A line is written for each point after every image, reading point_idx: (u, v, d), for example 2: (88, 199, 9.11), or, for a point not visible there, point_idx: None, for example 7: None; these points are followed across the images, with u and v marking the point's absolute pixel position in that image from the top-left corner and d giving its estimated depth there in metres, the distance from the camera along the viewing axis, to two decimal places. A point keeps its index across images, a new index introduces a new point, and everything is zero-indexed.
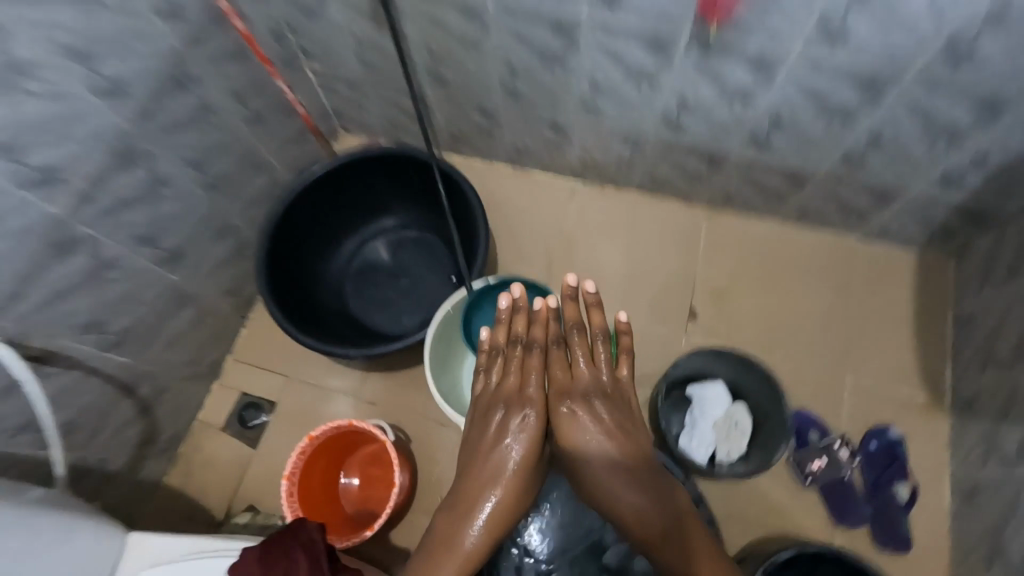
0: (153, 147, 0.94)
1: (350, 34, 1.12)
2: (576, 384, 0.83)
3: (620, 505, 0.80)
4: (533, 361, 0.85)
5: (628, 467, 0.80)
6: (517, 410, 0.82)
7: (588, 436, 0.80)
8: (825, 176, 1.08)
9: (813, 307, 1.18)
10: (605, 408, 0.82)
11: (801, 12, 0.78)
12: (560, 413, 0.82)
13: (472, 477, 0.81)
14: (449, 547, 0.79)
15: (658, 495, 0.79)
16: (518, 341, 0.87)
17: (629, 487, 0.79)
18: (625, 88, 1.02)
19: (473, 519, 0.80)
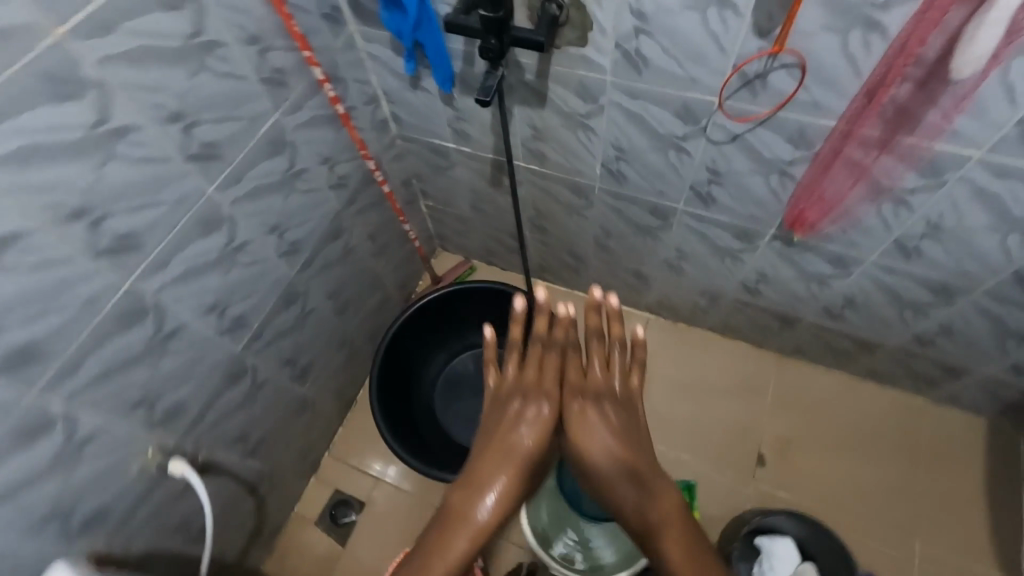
0: (308, 287, 1.11)
1: (469, 187, 1.31)
2: (590, 386, 0.76)
3: (624, 509, 0.72)
4: (551, 360, 0.79)
5: (642, 479, 0.72)
6: (533, 402, 0.76)
7: (605, 440, 0.73)
8: (896, 348, 1.15)
9: (880, 467, 1.24)
10: (619, 413, 0.75)
11: (881, 234, 0.89)
12: (574, 411, 0.75)
13: (490, 448, 0.75)
14: (455, 519, 0.71)
15: (663, 495, 0.71)
16: (539, 341, 0.80)
17: (638, 494, 0.71)
18: (710, 258, 1.15)
19: (485, 493, 0.72)
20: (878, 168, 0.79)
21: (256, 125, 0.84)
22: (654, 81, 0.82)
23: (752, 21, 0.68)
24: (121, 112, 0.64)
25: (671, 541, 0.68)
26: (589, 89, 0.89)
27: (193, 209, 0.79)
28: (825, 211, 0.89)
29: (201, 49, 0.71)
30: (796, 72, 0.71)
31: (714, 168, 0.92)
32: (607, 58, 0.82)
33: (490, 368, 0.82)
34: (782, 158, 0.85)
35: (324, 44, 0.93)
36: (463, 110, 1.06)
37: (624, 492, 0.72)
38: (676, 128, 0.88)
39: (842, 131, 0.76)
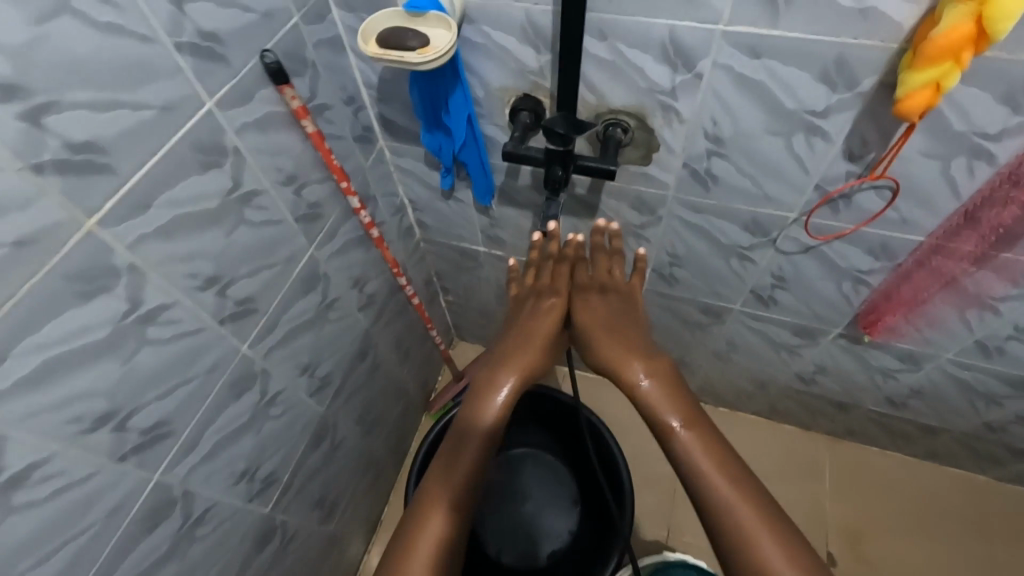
0: (336, 418, 0.99)
1: (497, 284, 1.23)
2: (595, 283, 0.77)
3: (614, 370, 0.70)
4: (563, 271, 0.77)
5: (630, 337, 0.72)
6: (538, 299, 0.78)
7: (603, 314, 0.75)
8: (961, 433, 1.10)
9: (956, 556, 1.17)
10: (622, 300, 0.77)
11: (962, 334, 0.84)
12: (577, 302, 0.77)
13: (499, 340, 0.77)
14: (466, 414, 0.71)
15: (660, 359, 0.69)
16: (552, 253, 0.81)
17: (633, 354, 0.69)
18: (764, 351, 1.09)
19: (491, 385, 0.72)
20: (967, 277, 0.75)
21: (290, 265, 0.75)
22: (723, 196, 0.77)
23: (843, 147, 0.64)
24: (153, 293, 0.55)
25: (662, 400, 0.65)
26: (647, 202, 0.83)
27: (226, 375, 0.68)
28: (904, 315, 0.85)
29: (237, 202, 0.63)
30: (887, 194, 0.67)
31: (781, 274, 0.87)
32: (671, 176, 0.77)
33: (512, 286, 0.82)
34: (858, 267, 0.80)
35: (355, 165, 0.85)
36: (499, 218, 1.00)
37: (618, 359, 0.69)
38: (741, 239, 0.83)
39: (930, 245, 0.72)
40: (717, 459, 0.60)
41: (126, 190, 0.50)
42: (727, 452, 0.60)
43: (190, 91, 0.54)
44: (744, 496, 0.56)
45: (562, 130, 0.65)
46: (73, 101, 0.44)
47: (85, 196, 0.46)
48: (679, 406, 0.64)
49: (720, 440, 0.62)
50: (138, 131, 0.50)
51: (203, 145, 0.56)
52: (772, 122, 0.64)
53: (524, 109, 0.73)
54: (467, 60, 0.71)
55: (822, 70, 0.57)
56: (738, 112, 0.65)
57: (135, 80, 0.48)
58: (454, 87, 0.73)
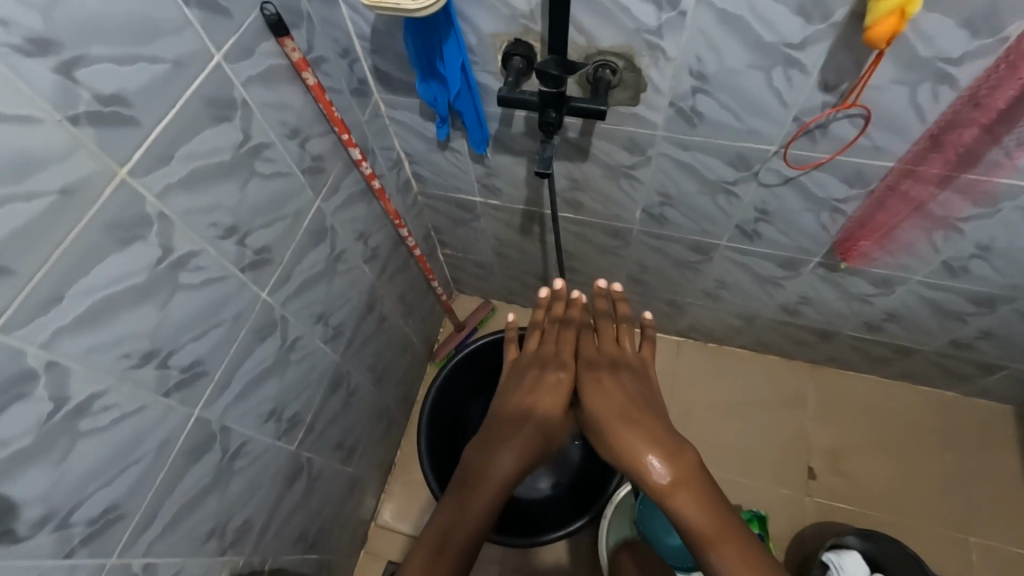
0: (350, 365, 1.05)
1: (494, 236, 1.27)
2: (604, 358, 0.94)
3: (634, 456, 0.79)
4: (567, 338, 0.98)
5: (647, 424, 0.82)
6: (551, 370, 0.94)
7: (612, 393, 0.88)
8: (931, 352, 1.18)
9: (925, 465, 1.28)
10: (630, 377, 0.92)
11: (930, 256, 0.91)
12: (586, 377, 0.92)
13: (512, 408, 0.91)
14: (480, 470, 0.83)
15: (684, 454, 0.77)
16: (555, 320, 1.01)
17: (654, 448, 0.78)
18: (750, 285, 1.15)
19: (504, 447, 0.85)
20: (935, 200, 0.80)
21: (300, 217, 0.79)
22: (707, 134, 0.81)
23: (818, 78, 0.68)
24: (181, 240, 0.59)
25: (689, 499, 0.73)
26: (636, 143, 0.87)
27: (250, 320, 0.73)
28: (878, 240, 0.91)
29: (249, 154, 0.66)
30: (860, 122, 0.72)
31: (764, 208, 0.92)
32: (658, 115, 0.81)
33: (512, 346, 1.03)
34: (835, 196, 0.85)
35: (352, 119, 0.88)
36: (494, 167, 1.03)
37: (639, 451, 0.79)
38: (726, 175, 0.88)
39: (900, 171, 0.77)
40: (744, 564, 0.69)
41: (150, 142, 0.53)
42: (743, 539, 0.71)
43: (200, 46, 0.56)
44: None
45: (553, 71, 0.68)
46: (98, 56, 0.47)
47: (115, 148, 0.50)
48: (706, 512, 0.72)
49: (740, 534, 0.71)
50: (155, 85, 0.53)
51: (214, 99, 0.60)
52: (752, 56, 0.68)
53: (517, 55, 0.76)
54: (459, 8, 0.74)
55: (797, 3, 0.61)
56: (719, 48, 0.68)
57: (150, 35, 0.51)
58: (448, 35, 0.75)
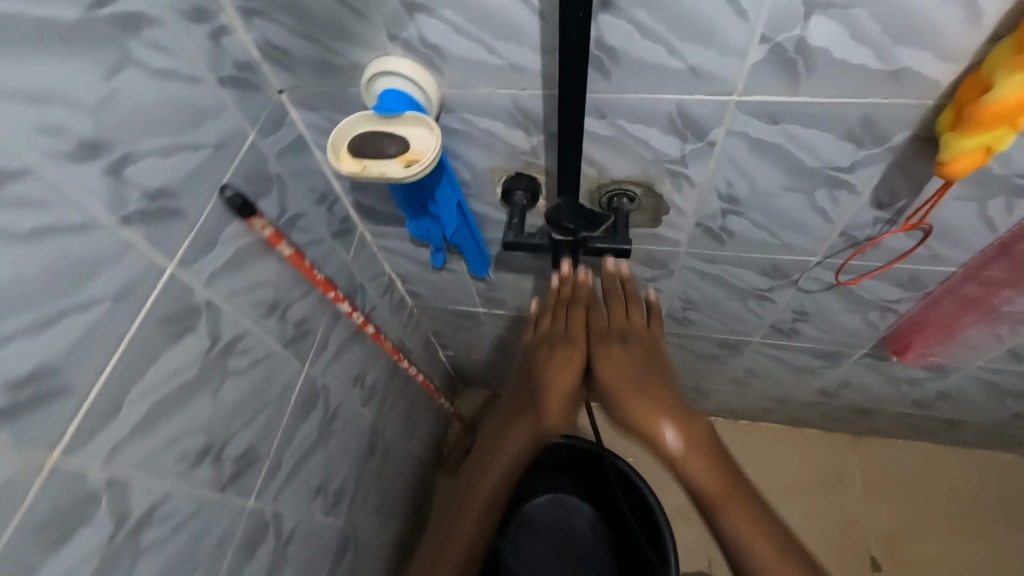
0: (356, 522, 0.92)
1: (499, 339, 1.17)
2: (612, 334, 0.71)
3: (636, 420, 0.64)
4: (576, 317, 0.73)
5: (663, 395, 0.65)
6: (555, 346, 0.71)
7: (626, 372, 0.67)
8: (988, 423, 1.09)
9: (991, 541, 1.18)
10: (645, 352, 0.69)
11: (993, 346, 0.81)
12: (598, 355, 0.69)
13: (512, 405, 0.75)
14: (482, 473, 0.75)
15: (695, 418, 0.64)
16: (560, 299, 0.74)
17: (667, 420, 0.63)
18: (785, 374, 1.05)
19: (499, 454, 0.74)
20: (1000, 300, 0.71)
21: (286, 395, 0.68)
22: (738, 250, 0.72)
23: (870, 197, 0.59)
24: (140, 498, 0.47)
25: (700, 464, 0.62)
26: (656, 258, 0.78)
27: (235, 540, 0.61)
28: (932, 336, 0.81)
29: (219, 358, 0.55)
30: (918, 235, 0.63)
31: (803, 310, 0.83)
32: (681, 233, 0.71)
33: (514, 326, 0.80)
34: (884, 298, 0.76)
35: (335, 263, 0.78)
36: (496, 283, 0.93)
37: (649, 422, 0.64)
38: (758, 283, 0.79)
39: (962, 276, 0.68)
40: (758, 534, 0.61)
41: (87, 406, 0.42)
42: (763, 528, 0.61)
43: (145, 264, 0.46)
44: (778, 554, 0.61)
45: (570, 225, 0.61)
46: (5, 334, 0.36)
47: (38, 434, 0.39)
48: (718, 475, 0.62)
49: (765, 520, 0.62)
50: (89, 335, 0.42)
51: (171, 316, 0.49)
52: (791, 179, 0.59)
53: (519, 189, 0.67)
54: (447, 146, 0.64)
55: (847, 130, 0.52)
56: (754, 174, 0.59)
57: (79, 278, 0.41)
58: (439, 178, 0.66)
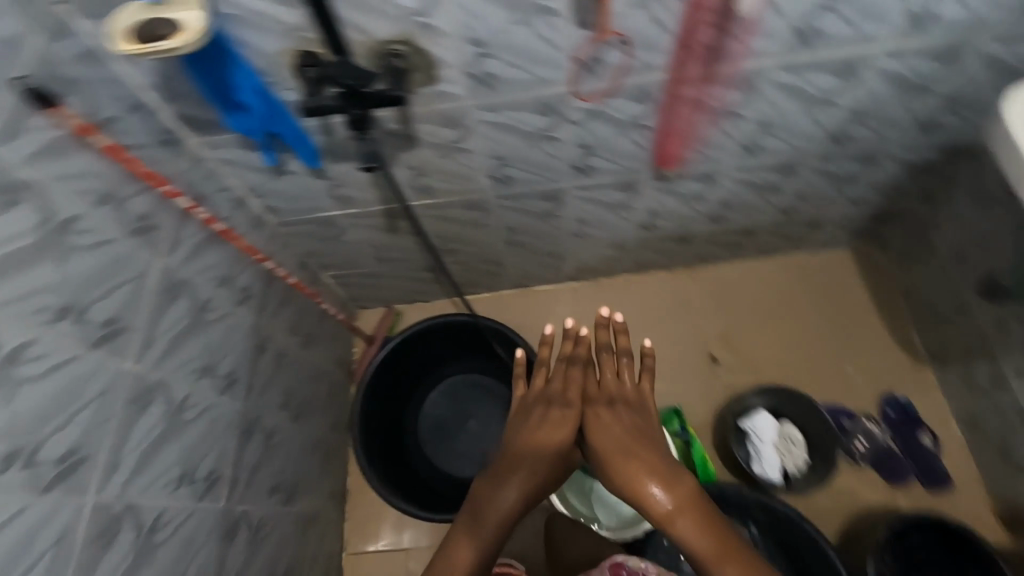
0: (261, 410, 1.05)
1: (369, 244, 1.29)
2: (603, 393, 0.96)
3: (630, 478, 0.86)
4: (573, 375, 0.99)
5: (645, 458, 0.87)
6: (556, 406, 0.96)
7: (613, 430, 0.91)
8: (770, 225, 1.35)
9: (801, 320, 1.44)
10: (628, 412, 0.94)
11: (728, 143, 1.05)
12: (589, 416, 0.94)
13: (508, 453, 0.94)
14: (495, 500, 0.90)
15: (680, 482, 0.84)
16: (563, 359, 1.01)
17: (655, 478, 0.84)
18: (606, 216, 1.26)
19: (504, 482, 0.91)
20: (706, 95, 0.92)
21: (144, 280, 0.78)
22: (507, 91, 0.89)
23: (571, 18, 0.77)
24: (5, 336, 0.58)
25: (688, 524, 0.81)
26: (453, 117, 0.93)
27: (120, 394, 0.72)
28: (682, 143, 1.04)
29: (57, 232, 0.65)
30: (621, 46, 0.82)
31: (585, 142, 1.02)
32: (458, 86, 0.87)
33: (519, 383, 1.04)
34: (634, 116, 0.96)
35: (171, 170, 0.87)
36: (337, 178, 1.05)
37: (640, 478, 0.85)
38: (539, 123, 0.96)
39: (670, 79, 0.88)
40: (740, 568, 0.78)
41: None
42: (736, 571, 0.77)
43: None
44: None
45: (349, 82, 0.76)
46: None
47: None
48: (704, 536, 0.80)
49: (741, 554, 0.79)
50: None
51: None
52: (508, 13, 0.76)
53: (306, 65, 0.78)
54: (231, 34, 0.75)
55: None
56: (481, 13, 0.75)
57: None
58: (230, 63, 0.78)
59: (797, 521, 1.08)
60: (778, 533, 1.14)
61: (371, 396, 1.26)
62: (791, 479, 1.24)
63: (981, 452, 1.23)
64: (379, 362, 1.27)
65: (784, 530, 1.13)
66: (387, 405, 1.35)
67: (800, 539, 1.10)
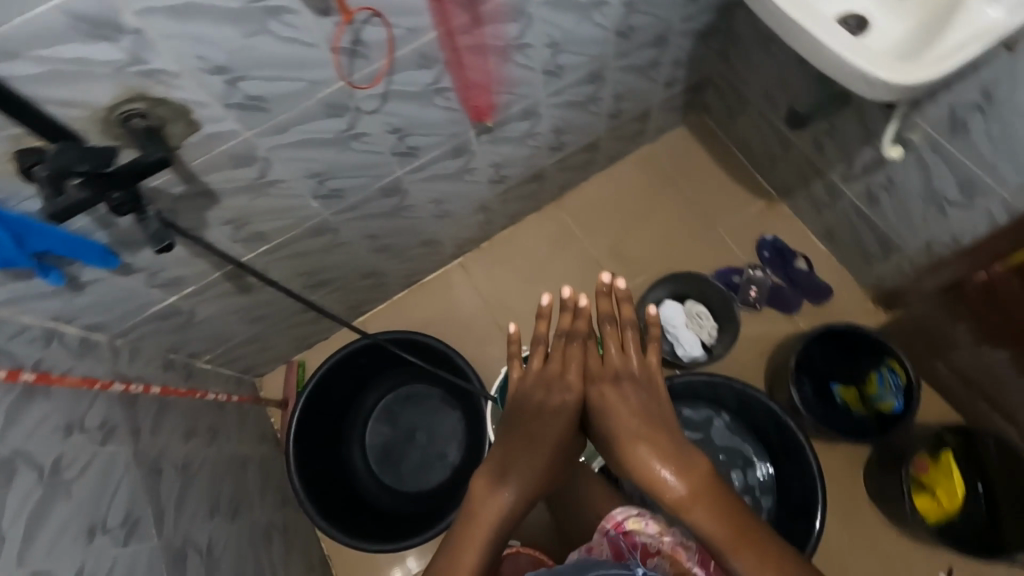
0: (187, 532, 0.95)
1: (229, 314, 1.17)
2: (608, 368, 0.79)
3: (641, 463, 0.71)
4: (572, 351, 0.82)
5: (656, 440, 0.72)
6: (555, 391, 0.80)
7: (622, 412, 0.75)
8: (607, 133, 1.39)
9: (667, 206, 1.52)
10: (637, 389, 0.77)
11: (530, 74, 1.04)
12: (593, 397, 0.78)
13: (505, 444, 0.77)
14: (491, 499, 0.73)
15: (695, 465, 0.69)
16: (561, 335, 0.84)
17: (666, 462, 0.70)
18: (454, 186, 1.23)
19: (504, 480, 0.74)
20: (484, 37, 0.90)
21: None
22: (284, 108, 0.81)
23: (308, 9, 0.71)
24: None
25: (703, 511, 0.66)
26: (242, 154, 0.84)
27: None
28: (487, 92, 1.02)
29: None
30: (376, 20, 0.77)
31: (395, 126, 0.97)
32: (228, 121, 0.78)
33: (514, 364, 0.85)
34: (428, 83, 0.92)
35: None
36: (151, 265, 0.93)
37: (649, 464, 0.71)
38: (337, 126, 0.89)
39: (443, 35, 0.85)
40: (769, 567, 0.63)
41: None
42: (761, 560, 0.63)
43: None
44: None
45: (87, 167, 0.66)
46: None
47: None
48: (719, 521, 0.66)
49: (766, 544, 0.64)
50: None
51: None
52: (237, 27, 0.68)
53: (33, 164, 0.66)
54: None
55: None
56: (207, 38, 0.67)
57: None
58: None
59: (728, 383, 1.16)
60: (719, 400, 1.22)
61: (301, 450, 1.20)
62: (710, 348, 1.34)
63: (844, 255, 1.38)
64: (296, 416, 1.21)
65: (721, 396, 1.21)
66: (323, 452, 1.29)
67: (736, 398, 1.19)
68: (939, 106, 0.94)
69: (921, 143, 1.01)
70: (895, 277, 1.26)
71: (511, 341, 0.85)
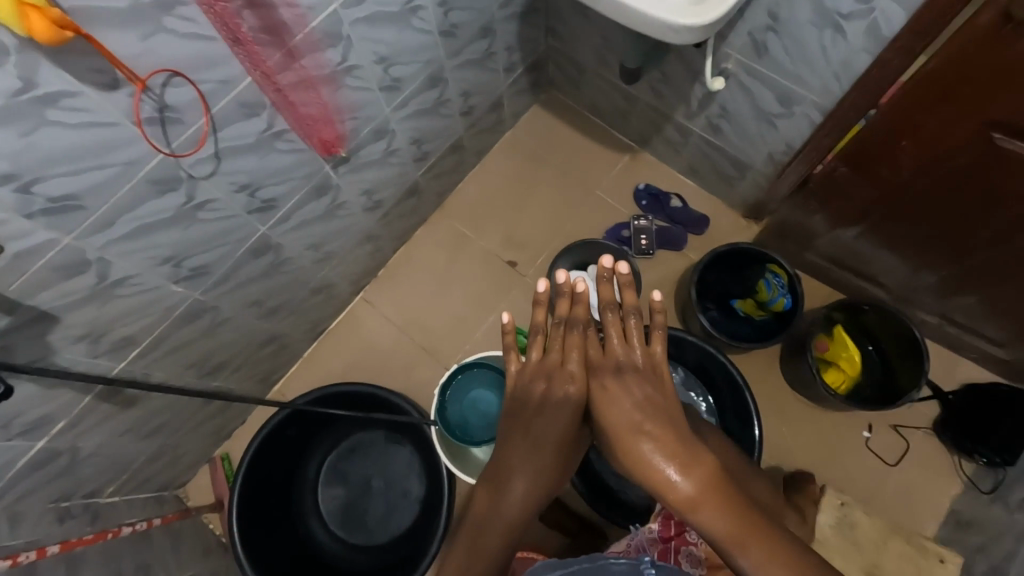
0: None
1: (120, 436, 1.04)
2: (609, 359, 0.76)
3: (648, 466, 0.67)
4: (574, 339, 0.80)
5: (661, 437, 0.68)
6: (556, 385, 0.78)
7: (622, 407, 0.72)
8: (466, 130, 1.39)
9: (545, 184, 1.56)
10: (641, 382, 0.74)
11: (367, 94, 1.01)
12: (595, 388, 0.75)
13: (507, 444, 0.79)
14: (499, 498, 0.77)
15: (702, 462, 0.65)
16: (560, 322, 0.82)
17: (669, 458, 0.66)
18: (328, 225, 1.17)
19: (512, 479, 0.77)
20: (305, 69, 0.86)
21: None
22: (103, 199, 0.72)
23: (91, 87, 0.63)
24: None
25: (711, 510, 0.62)
26: (69, 263, 0.74)
27: None
28: (328, 123, 0.97)
29: None
30: (179, 80, 0.70)
31: (241, 183, 0.90)
32: (38, 233, 0.68)
33: (512, 356, 0.84)
34: (262, 130, 0.86)
35: None
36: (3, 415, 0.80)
37: (652, 464, 0.66)
38: (173, 202, 0.81)
39: (259, 77, 0.80)
40: (777, 563, 0.59)
41: None
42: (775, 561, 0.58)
43: None
44: None
45: None
46: None
47: None
48: (725, 521, 0.62)
49: (774, 540, 0.60)
50: None
51: None
52: (11, 127, 0.59)
53: None
54: None
55: None
56: None
57: None
58: None
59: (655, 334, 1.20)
60: None
61: (250, 550, 1.10)
62: None
63: (707, 184, 1.50)
64: (230, 516, 1.10)
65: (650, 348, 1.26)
66: (278, 538, 1.20)
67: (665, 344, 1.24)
68: (741, 35, 1.04)
69: (738, 70, 1.12)
70: (754, 192, 1.39)
71: (510, 332, 0.85)
